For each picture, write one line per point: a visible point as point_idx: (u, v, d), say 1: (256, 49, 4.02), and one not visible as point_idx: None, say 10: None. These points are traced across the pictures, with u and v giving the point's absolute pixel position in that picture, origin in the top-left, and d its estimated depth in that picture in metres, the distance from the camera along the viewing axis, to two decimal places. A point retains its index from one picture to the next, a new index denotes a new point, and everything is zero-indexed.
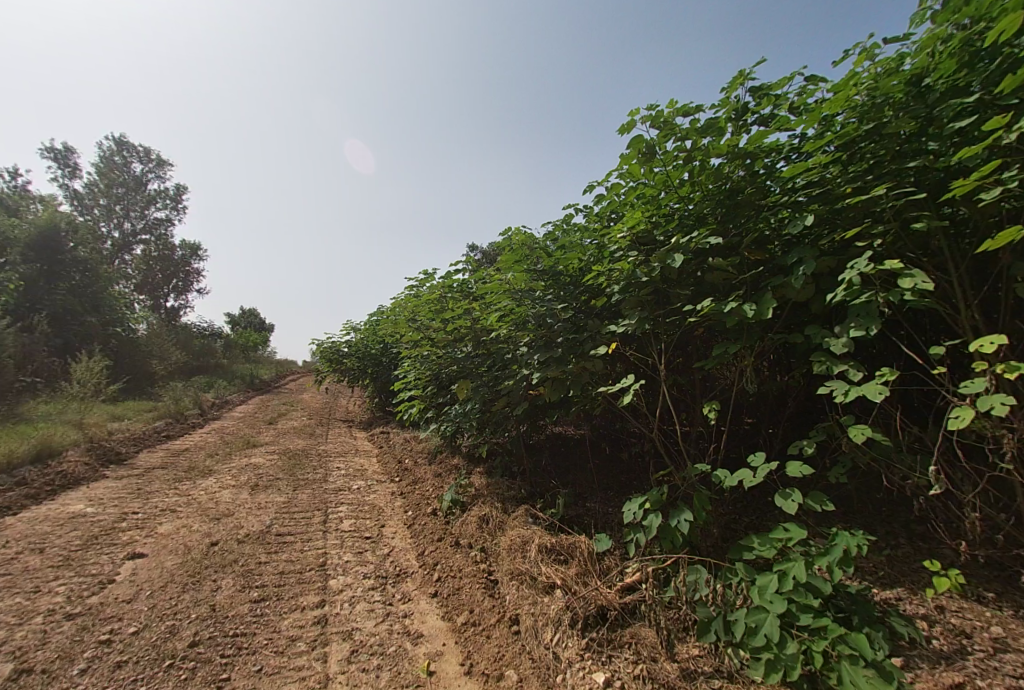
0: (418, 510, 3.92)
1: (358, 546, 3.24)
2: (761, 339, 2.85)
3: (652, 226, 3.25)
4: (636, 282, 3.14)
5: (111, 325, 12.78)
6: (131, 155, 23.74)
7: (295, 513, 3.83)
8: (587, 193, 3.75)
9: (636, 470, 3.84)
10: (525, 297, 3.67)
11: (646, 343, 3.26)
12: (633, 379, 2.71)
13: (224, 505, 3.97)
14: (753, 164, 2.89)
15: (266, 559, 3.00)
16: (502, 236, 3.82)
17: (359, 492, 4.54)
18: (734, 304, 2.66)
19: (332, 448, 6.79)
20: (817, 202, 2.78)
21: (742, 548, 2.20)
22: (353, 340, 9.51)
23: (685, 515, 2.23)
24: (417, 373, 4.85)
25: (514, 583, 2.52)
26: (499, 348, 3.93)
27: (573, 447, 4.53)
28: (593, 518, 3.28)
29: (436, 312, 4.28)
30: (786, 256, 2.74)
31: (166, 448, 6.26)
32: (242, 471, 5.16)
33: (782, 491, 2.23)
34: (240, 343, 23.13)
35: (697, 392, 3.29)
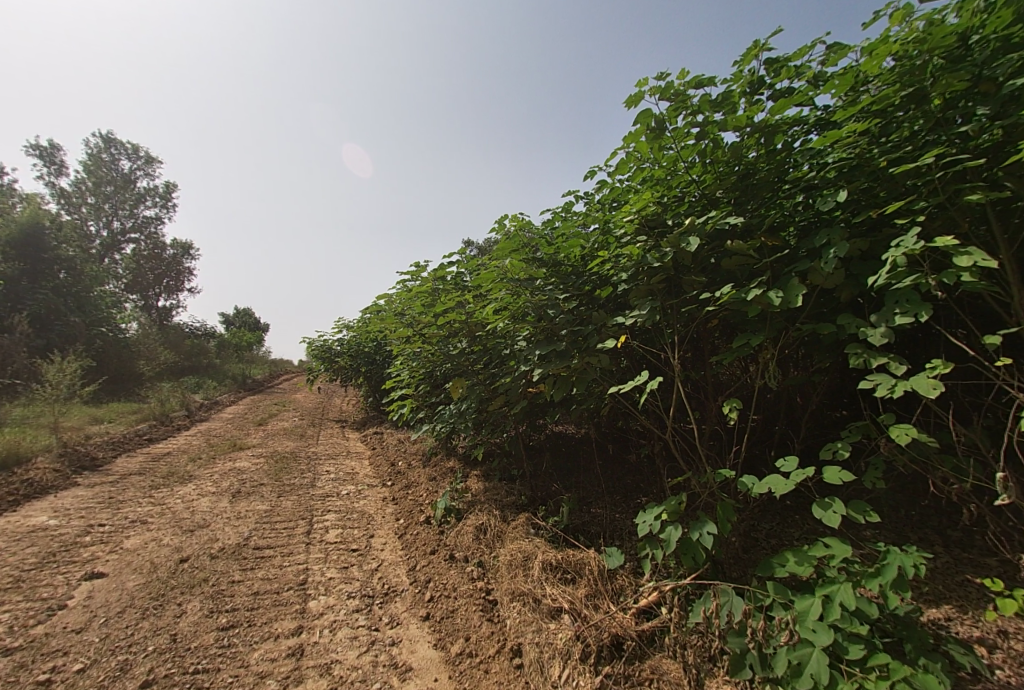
0: (411, 517, 3.64)
1: (344, 561, 2.96)
2: (785, 330, 2.59)
3: (661, 208, 2.97)
4: (645, 269, 2.84)
5: (97, 325, 12.41)
6: (119, 153, 23.28)
7: (276, 523, 3.54)
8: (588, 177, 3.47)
9: (645, 473, 3.57)
10: (524, 287, 3.27)
11: (655, 336, 2.97)
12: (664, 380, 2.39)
13: (200, 516, 3.67)
14: (774, 139, 2.64)
15: (240, 578, 2.72)
16: (497, 224, 3.55)
17: (348, 498, 4.25)
18: (758, 291, 2.40)
19: (323, 449, 6.51)
20: (847, 178, 2.51)
21: (775, 566, 1.97)
22: (345, 338, 9.21)
23: (710, 528, 2.00)
24: (409, 371, 4.55)
25: (514, 606, 2.24)
26: (495, 343, 3.64)
27: (576, 448, 4.26)
28: (600, 527, 3.01)
29: (428, 306, 3.96)
30: (814, 239, 2.48)
31: (147, 453, 5.95)
32: (224, 477, 4.86)
33: (820, 500, 2.00)
34: (232, 343, 22.76)
35: (712, 391, 3.02)
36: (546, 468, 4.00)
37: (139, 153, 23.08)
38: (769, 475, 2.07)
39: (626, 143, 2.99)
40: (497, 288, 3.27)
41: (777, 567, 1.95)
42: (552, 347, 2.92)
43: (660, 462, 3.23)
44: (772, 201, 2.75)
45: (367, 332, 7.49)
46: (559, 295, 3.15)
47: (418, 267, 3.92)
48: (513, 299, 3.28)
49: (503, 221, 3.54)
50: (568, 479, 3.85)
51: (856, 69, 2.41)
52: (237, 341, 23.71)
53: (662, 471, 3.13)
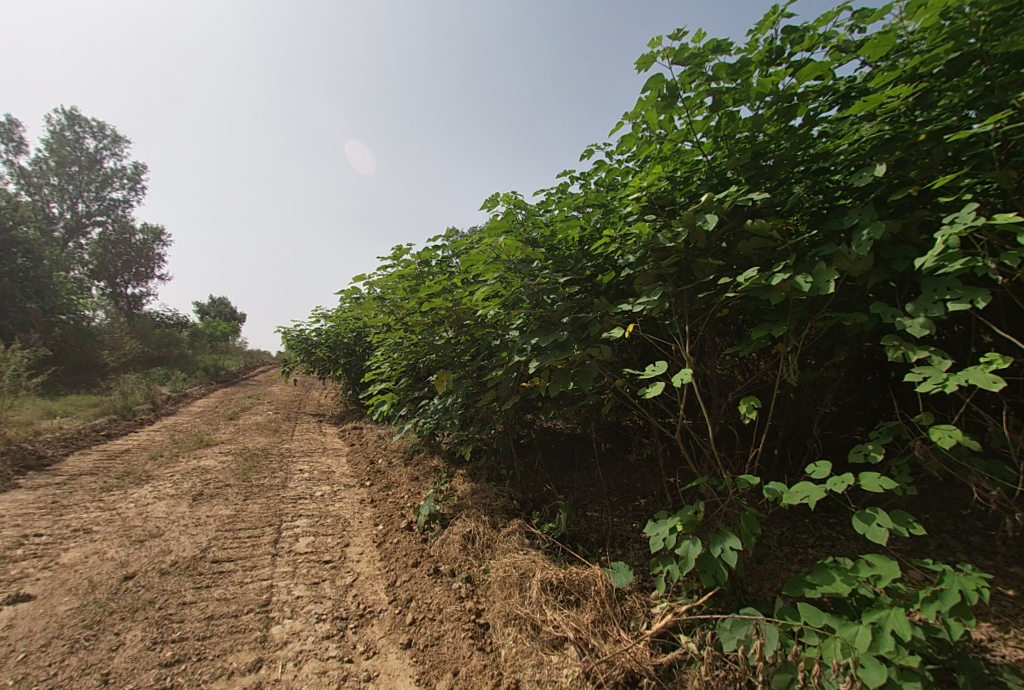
0: (391, 523, 3.33)
1: (314, 575, 2.63)
2: (808, 320, 2.35)
3: (670, 185, 2.70)
4: (654, 251, 2.55)
5: (57, 312, 11.66)
6: (84, 131, 22.03)
7: (240, 531, 3.18)
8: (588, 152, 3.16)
9: (645, 473, 3.33)
10: (520, 269, 2.87)
11: (663, 326, 2.70)
12: (688, 374, 2.11)
13: (153, 523, 3.28)
14: (795, 110, 2.41)
15: (192, 599, 2.38)
16: (488, 201, 3.21)
17: (322, 500, 3.91)
18: (784, 276, 2.15)
19: (297, 446, 6.11)
20: (879, 153, 2.27)
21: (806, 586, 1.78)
22: (323, 328, 8.75)
23: (734, 544, 1.76)
24: (390, 363, 4.19)
25: (509, 633, 1.96)
26: (485, 333, 3.33)
27: (569, 445, 3.99)
28: (599, 534, 2.75)
29: (412, 291, 3.57)
30: (844, 218, 2.23)
31: (102, 450, 5.47)
32: (186, 477, 4.45)
33: (860, 512, 1.78)
34: (205, 333, 21.84)
35: (722, 386, 2.78)
36: (537, 467, 3.71)
37: (105, 132, 21.88)
38: (800, 482, 1.83)
39: (632, 114, 2.70)
40: (489, 272, 2.87)
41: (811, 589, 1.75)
42: (551, 335, 2.60)
43: (663, 463, 2.98)
44: (793, 179, 2.50)
45: (346, 321, 7.07)
46: (558, 280, 2.84)
47: (400, 250, 3.55)
48: (506, 284, 2.96)
49: (496, 199, 3.20)
50: (560, 479, 3.58)
51: (893, 31, 2.16)
52: (211, 332, 22.79)
53: (666, 473, 2.89)
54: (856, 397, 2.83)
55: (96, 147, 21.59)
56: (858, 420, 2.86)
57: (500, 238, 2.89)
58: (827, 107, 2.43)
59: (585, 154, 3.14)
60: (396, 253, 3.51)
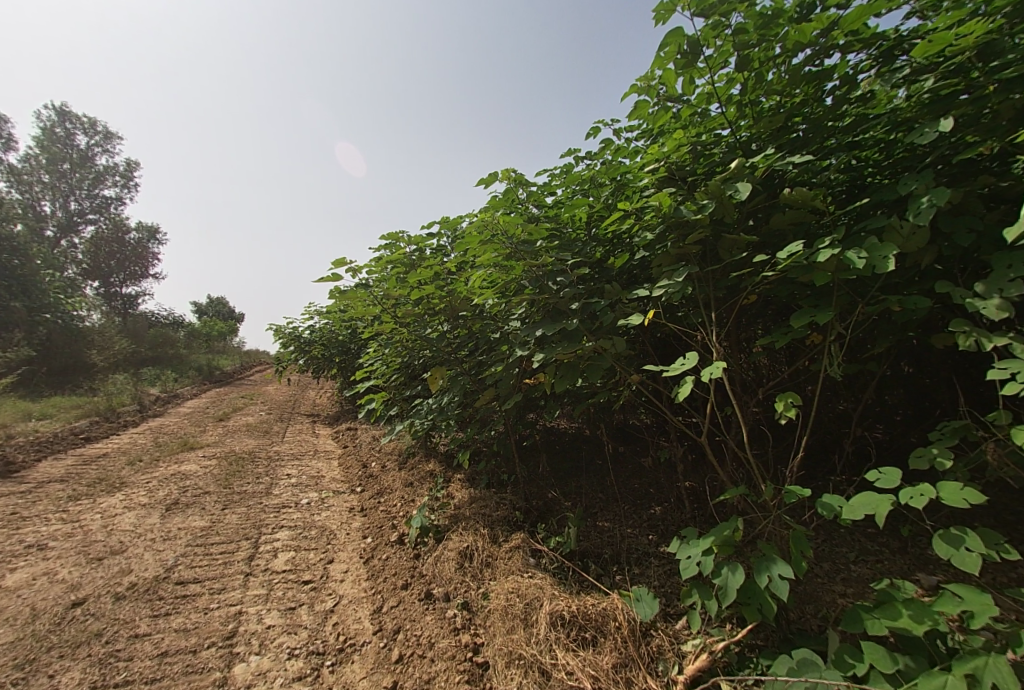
0: (381, 535, 3.02)
1: (290, 599, 2.32)
2: (855, 305, 2.05)
3: (692, 156, 2.35)
4: (676, 227, 2.22)
5: (43, 311, 11.29)
6: (75, 128, 21.67)
7: (212, 546, 2.87)
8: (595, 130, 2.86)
9: (660, 478, 3.02)
10: (522, 252, 2.54)
11: (683, 314, 2.37)
12: (723, 366, 1.75)
13: (116, 538, 2.96)
14: (832, 68, 2.13)
15: (146, 631, 2.06)
16: (487, 180, 2.83)
17: (307, 508, 3.60)
18: (833, 252, 1.84)
19: (287, 449, 5.80)
20: (937, 110, 1.97)
21: (866, 619, 1.52)
22: (317, 326, 8.44)
23: (786, 571, 1.50)
24: (380, 360, 3.86)
25: (513, 678, 1.65)
26: (483, 325, 3.02)
27: (575, 448, 3.69)
28: (613, 549, 2.45)
29: (403, 278, 3.06)
30: (899, 185, 1.91)
31: (77, 455, 5.14)
32: (161, 484, 4.12)
33: (944, 533, 1.52)
34: (200, 332, 21.47)
35: (749, 382, 2.47)
36: (540, 471, 3.41)
37: (97, 128, 21.49)
38: (865, 493, 1.57)
39: (648, 76, 2.40)
40: (486, 254, 2.49)
41: (874, 624, 1.49)
42: (559, 325, 2.26)
43: (682, 468, 2.67)
44: (830, 148, 2.22)
45: (338, 316, 6.73)
46: (566, 262, 2.49)
47: (387, 234, 3.18)
48: (505, 269, 2.64)
49: (494, 176, 2.82)
50: (566, 484, 3.27)
51: None
52: (207, 331, 22.49)
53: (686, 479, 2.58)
54: (899, 392, 2.53)
55: (87, 144, 21.19)
56: (901, 418, 2.56)
57: (498, 216, 2.53)
58: (870, 62, 2.12)
59: (591, 132, 2.85)
60: (382, 237, 3.14)
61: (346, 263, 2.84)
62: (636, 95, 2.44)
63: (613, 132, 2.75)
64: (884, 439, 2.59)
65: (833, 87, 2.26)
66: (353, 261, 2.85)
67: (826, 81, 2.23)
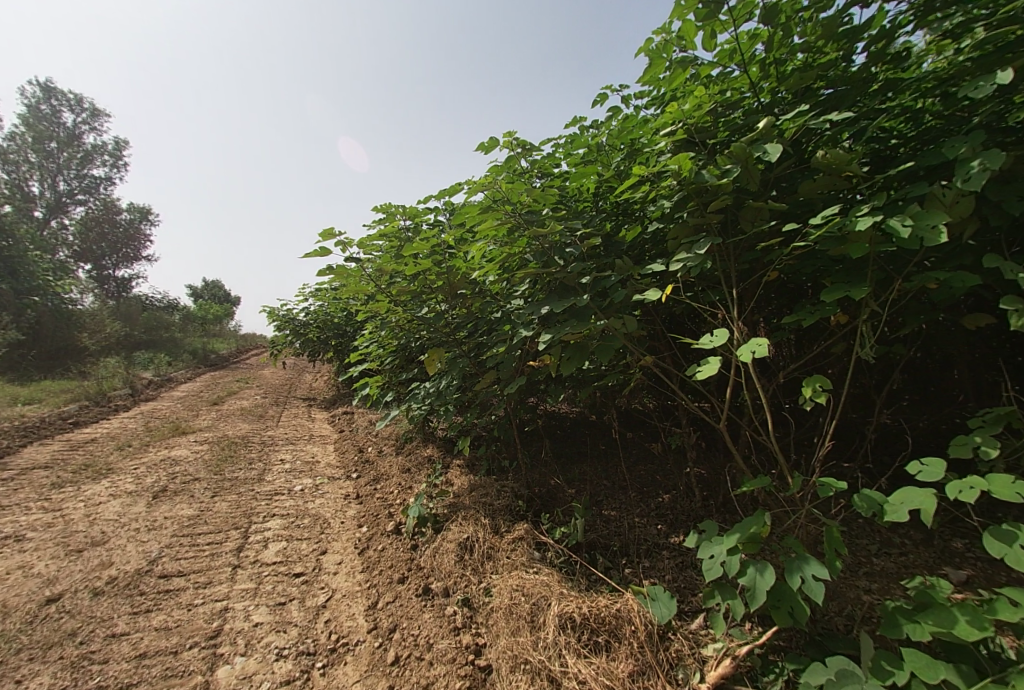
0: (377, 523, 2.89)
1: (280, 594, 2.19)
2: (891, 283, 1.88)
3: (712, 119, 2.13)
4: (696, 193, 2.01)
5: (32, 293, 11.01)
6: (61, 104, 21.00)
7: (200, 536, 2.74)
8: (602, 97, 2.63)
9: (669, 465, 2.89)
10: (527, 223, 2.33)
11: (699, 291, 2.18)
12: (763, 343, 1.53)
13: (98, 528, 2.82)
14: (868, 24, 1.96)
15: (124, 630, 1.94)
16: (487, 146, 2.56)
17: (301, 495, 3.47)
18: (874, 219, 1.66)
19: (282, 433, 5.66)
20: (991, 63, 1.77)
21: (904, 624, 1.48)
22: (313, 307, 8.24)
23: (821, 572, 1.38)
24: (375, 342, 3.67)
25: (518, 685, 1.52)
26: (483, 303, 2.84)
27: (579, 433, 3.55)
28: (621, 541, 2.32)
29: (398, 253, 2.86)
30: (950, 146, 1.72)
31: (64, 441, 4.98)
32: (150, 470, 3.98)
33: (994, 528, 1.37)
34: (196, 316, 21.19)
35: (768, 365, 2.31)
36: (543, 456, 3.28)
37: (83, 105, 20.83)
38: (906, 489, 1.43)
39: (666, 29, 2.18)
40: (487, 224, 2.27)
41: (912, 629, 1.45)
42: (568, 300, 2.06)
43: (693, 455, 2.53)
44: (867, 110, 2.02)
45: (334, 298, 6.51)
46: (574, 234, 2.29)
47: (380, 205, 2.96)
48: (508, 241, 2.43)
49: (496, 142, 2.54)
50: (570, 470, 3.14)
51: None
52: (203, 314, 22.23)
53: (698, 469, 2.44)
54: (927, 375, 2.38)
55: (74, 121, 20.57)
56: (926, 402, 2.42)
57: (501, 182, 2.30)
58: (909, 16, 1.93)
59: (598, 99, 2.63)
60: (373, 209, 2.92)
61: (334, 235, 2.62)
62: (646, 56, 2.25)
63: (622, 99, 2.54)
64: (908, 425, 2.45)
65: (866, 44, 2.07)
66: (343, 234, 2.64)
67: (860, 36, 2.03)
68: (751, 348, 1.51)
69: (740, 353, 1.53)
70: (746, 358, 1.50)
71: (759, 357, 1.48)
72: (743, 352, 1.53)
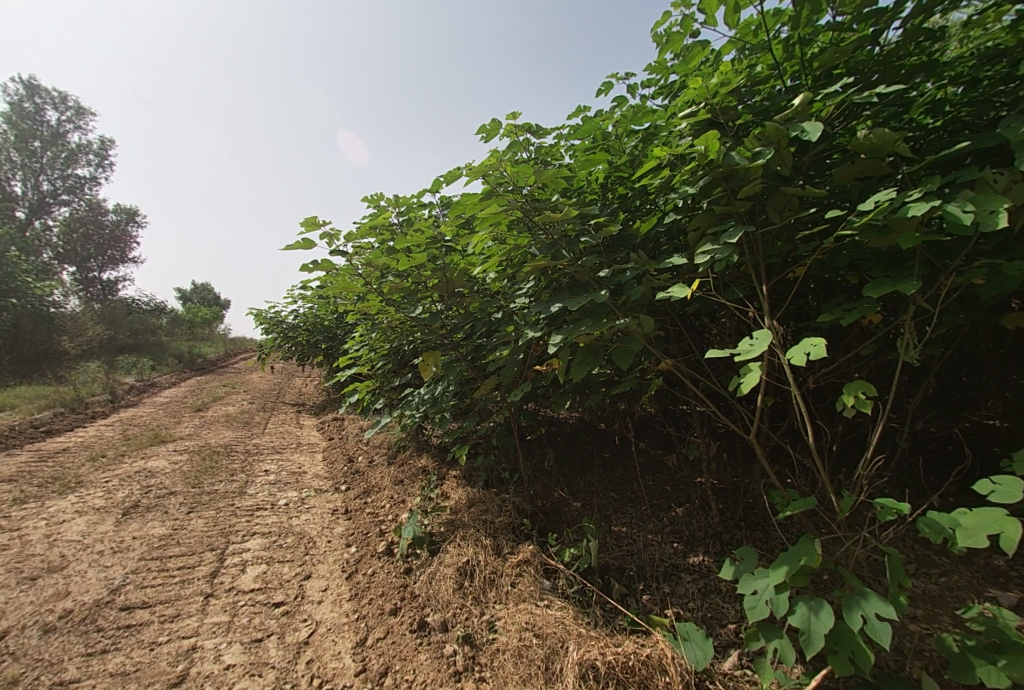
0: (367, 542, 2.65)
1: (257, 628, 1.94)
2: (938, 278, 1.69)
3: (737, 100, 1.92)
4: (724, 178, 1.80)
5: (7, 294, 10.56)
6: (45, 102, 20.48)
7: (170, 559, 2.48)
8: (608, 85, 2.43)
9: (682, 477, 2.69)
10: (532, 214, 2.10)
11: (722, 287, 1.98)
12: (819, 342, 1.32)
13: (58, 552, 2.55)
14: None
15: (74, 677, 1.69)
16: (486, 132, 2.31)
17: (285, 510, 3.21)
18: (931, 203, 1.47)
19: (268, 441, 5.38)
20: None
21: (978, 667, 1.33)
22: (302, 310, 7.94)
23: (888, 611, 1.17)
24: (366, 345, 3.43)
25: None
26: (482, 303, 2.62)
27: (582, 441, 3.33)
28: (636, 563, 2.11)
29: (389, 248, 2.62)
30: (1009, 123, 1.52)
31: (33, 451, 4.67)
32: (123, 483, 3.70)
33: None
34: (183, 319, 20.72)
35: (793, 367, 2.11)
36: (546, 467, 3.06)
37: (67, 103, 20.33)
38: (981, 509, 1.23)
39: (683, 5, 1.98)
40: (489, 213, 2.04)
41: (985, 673, 1.29)
42: (582, 298, 1.83)
43: (711, 467, 2.33)
44: (905, 91, 1.82)
45: (323, 301, 6.25)
46: (584, 225, 2.07)
47: (369, 196, 2.73)
48: (511, 234, 2.21)
49: (498, 126, 2.27)
50: (575, 481, 2.93)
51: None
52: (191, 317, 21.78)
53: (712, 477, 2.33)
54: (963, 379, 2.20)
55: (58, 120, 20.08)
56: (962, 408, 2.24)
57: (505, 163, 2.05)
58: None
59: (603, 88, 2.43)
60: (362, 199, 2.68)
61: (319, 226, 2.37)
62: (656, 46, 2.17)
63: (627, 89, 2.35)
64: (942, 434, 2.27)
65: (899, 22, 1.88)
66: (328, 225, 2.39)
67: (900, 8, 1.84)
68: (806, 348, 1.30)
69: (791, 355, 1.32)
70: (800, 360, 1.29)
71: (817, 361, 1.27)
72: (796, 353, 1.32)
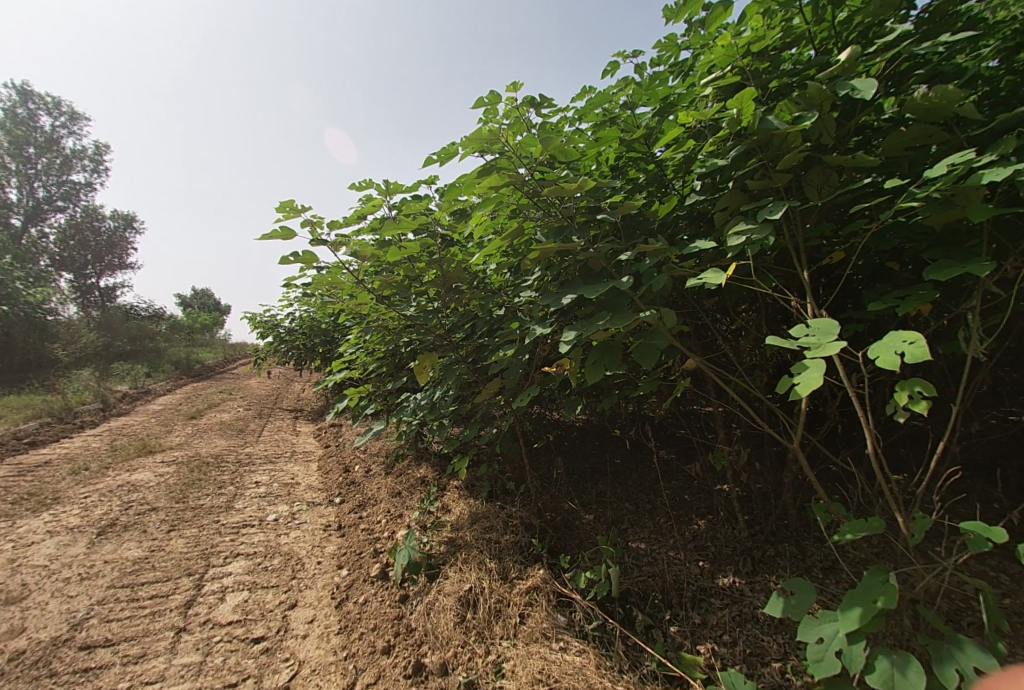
0: (359, 564, 2.41)
1: (230, 671, 1.71)
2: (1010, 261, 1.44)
3: (771, 60, 1.67)
4: (760, 146, 1.56)
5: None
6: (40, 108, 20.31)
7: (142, 587, 2.25)
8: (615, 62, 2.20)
9: (704, 487, 2.44)
10: (537, 195, 1.86)
11: (754, 275, 1.74)
12: (912, 337, 1.08)
13: (21, 581, 2.32)
14: None
15: None
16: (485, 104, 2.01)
17: (273, 527, 2.97)
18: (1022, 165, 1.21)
19: (262, 450, 5.14)
20: None
21: None
22: (297, 313, 7.68)
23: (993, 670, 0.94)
24: (359, 347, 3.19)
25: None
26: (482, 299, 2.38)
27: (592, 448, 3.09)
28: (659, 589, 1.87)
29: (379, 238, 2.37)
30: None
31: (14, 465, 4.44)
32: (103, 499, 3.47)
33: None
34: (182, 325, 20.53)
35: (832, 365, 1.86)
36: (554, 478, 2.81)
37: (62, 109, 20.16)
38: None
39: None
40: (488, 194, 1.79)
41: None
42: (599, 288, 1.58)
43: (739, 478, 2.09)
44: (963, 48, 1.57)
45: (318, 302, 6.01)
46: (596, 208, 1.82)
47: (357, 183, 2.49)
48: (513, 219, 1.97)
49: (497, 97, 1.99)
50: (587, 492, 2.68)
51: None
52: (190, 323, 21.57)
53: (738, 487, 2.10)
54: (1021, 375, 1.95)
55: (54, 126, 19.91)
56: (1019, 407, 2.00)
57: (507, 137, 1.81)
58: None
59: (609, 68, 2.20)
60: (350, 187, 2.45)
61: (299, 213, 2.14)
62: (668, 17, 1.93)
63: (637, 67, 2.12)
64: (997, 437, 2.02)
65: None
66: (309, 211, 2.16)
67: None
68: (896, 347, 1.07)
69: (878, 353, 1.09)
70: (889, 358, 1.06)
71: (912, 362, 1.03)
72: (883, 352, 1.09)
